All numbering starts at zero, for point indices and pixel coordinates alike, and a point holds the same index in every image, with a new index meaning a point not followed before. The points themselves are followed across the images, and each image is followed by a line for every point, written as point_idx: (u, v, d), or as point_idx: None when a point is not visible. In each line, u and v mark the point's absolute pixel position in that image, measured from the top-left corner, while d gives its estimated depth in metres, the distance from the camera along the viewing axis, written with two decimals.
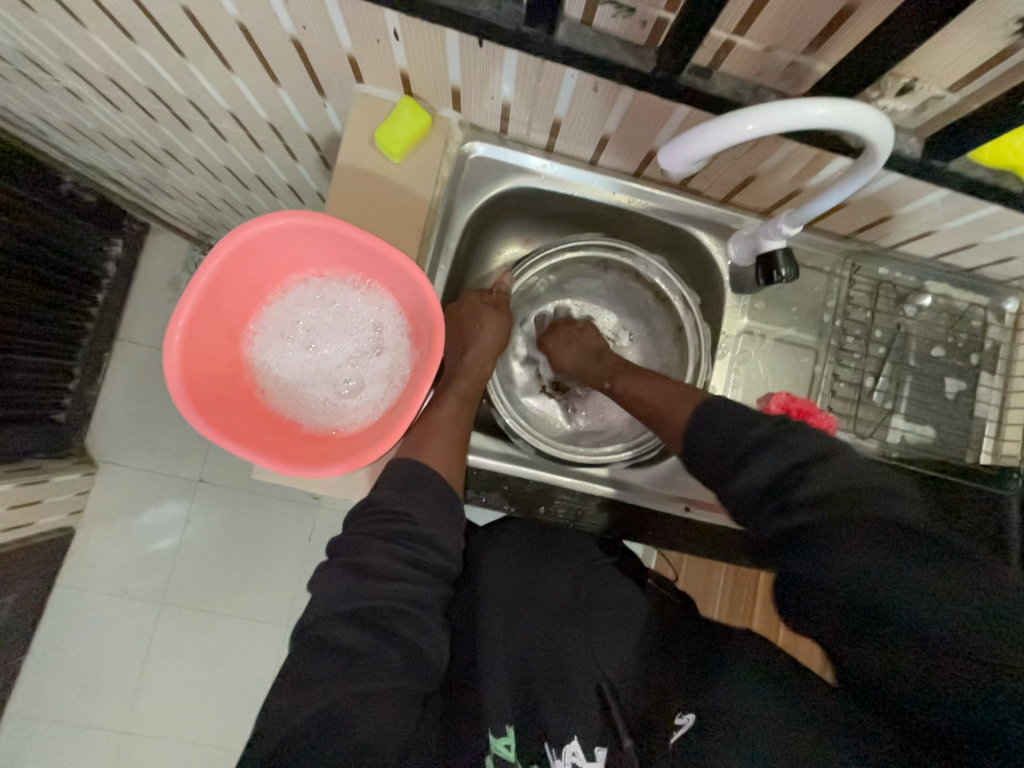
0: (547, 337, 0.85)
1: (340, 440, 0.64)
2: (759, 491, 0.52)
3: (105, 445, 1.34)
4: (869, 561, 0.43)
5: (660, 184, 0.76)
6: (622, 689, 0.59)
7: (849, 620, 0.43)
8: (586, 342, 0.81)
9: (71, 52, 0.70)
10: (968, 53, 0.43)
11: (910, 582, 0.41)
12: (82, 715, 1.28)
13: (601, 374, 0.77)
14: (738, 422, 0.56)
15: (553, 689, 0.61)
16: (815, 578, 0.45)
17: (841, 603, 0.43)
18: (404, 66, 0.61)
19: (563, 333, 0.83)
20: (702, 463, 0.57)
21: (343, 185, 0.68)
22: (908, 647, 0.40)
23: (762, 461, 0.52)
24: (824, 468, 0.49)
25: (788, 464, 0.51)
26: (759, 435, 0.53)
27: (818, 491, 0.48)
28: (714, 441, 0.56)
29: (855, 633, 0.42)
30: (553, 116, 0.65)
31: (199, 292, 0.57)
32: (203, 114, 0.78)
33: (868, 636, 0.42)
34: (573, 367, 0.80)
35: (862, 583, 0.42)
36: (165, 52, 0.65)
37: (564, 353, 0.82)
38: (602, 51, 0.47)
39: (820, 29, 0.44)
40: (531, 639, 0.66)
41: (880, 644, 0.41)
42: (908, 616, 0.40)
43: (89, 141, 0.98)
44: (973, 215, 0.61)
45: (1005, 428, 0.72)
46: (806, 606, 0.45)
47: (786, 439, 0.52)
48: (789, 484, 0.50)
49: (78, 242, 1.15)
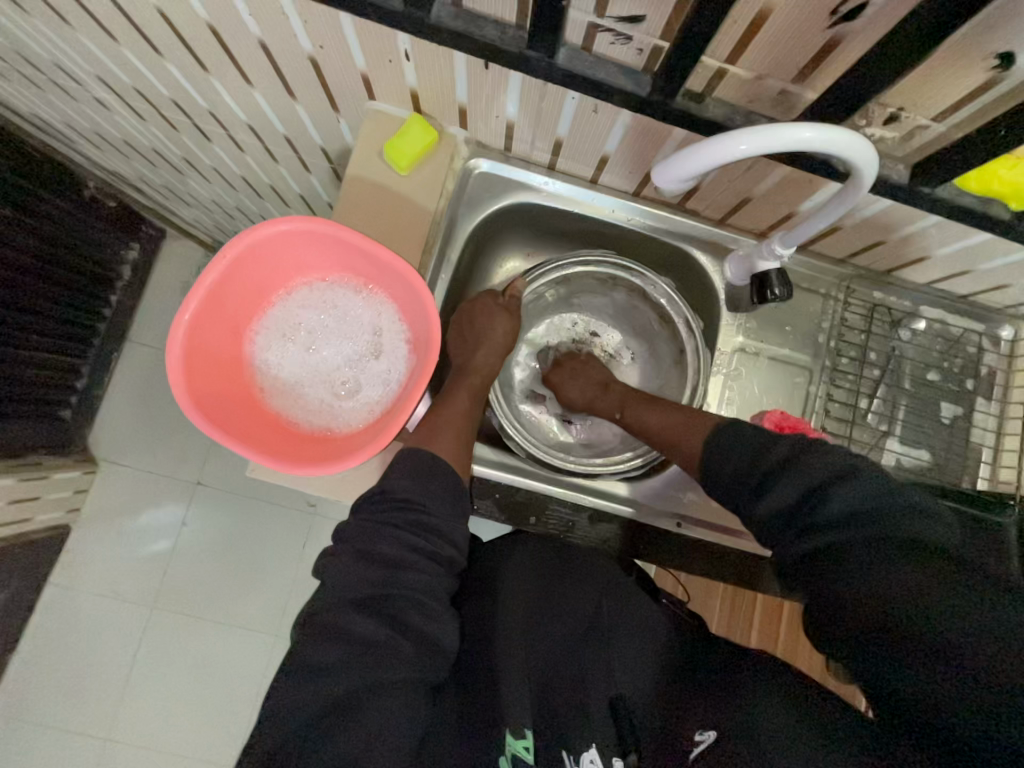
0: (551, 372, 0.85)
1: (335, 440, 0.65)
2: (786, 510, 0.51)
3: (108, 444, 1.35)
4: (906, 588, 0.42)
5: (660, 202, 0.78)
6: (639, 705, 0.57)
7: (894, 649, 0.41)
8: (591, 373, 0.82)
9: (103, 65, 0.74)
10: (949, 85, 0.45)
11: (953, 609, 0.40)
12: (64, 718, 1.25)
13: (610, 403, 0.78)
14: (756, 443, 0.56)
15: (579, 700, 0.57)
16: (856, 604, 0.43)
17: (886, 632, 0.41)
18: (414, 85, 0.64)
19: (574, 365, 0.84)
20: (723, 485, 0.57)
21: (351, 195, 0.71)
22: (952, 681, 0.39)
23: (783, 483, 0.51)
24: (847, 488, 0.48)
25: (809, 485, 0.50)
26: (778, 456, 0.53)
27: (842, 512, 0.47)
28: (734, 462, 0.56)
29: (896, 664, 0.41)
30: (556, 136, 0.68)
31: (206, 288, 0.59)
32: (223, 126, 0.82)
33: (915, 668, 0.40)
34: (580, 401, 0.81)
35: (907, 612, 0.41)
36: (190, 67, 0.68)
37: (570, 386, 0.82)
38: (600, 75, 0.50)
39: (807, 60, 0.46)
40: (553, 648, 0.62)
41: (930, 677, 0.39)
42: (954, 648, 0.39)
43: (114, 149, 1.02)
44: (964, 242, 0.62)
45: (1002, 454, 0.71)
46: (826, 630, 0.45)
47: (804, 460, 0.52)
48: (811, 505, 0.49)
49: (97, 244, 1.19)
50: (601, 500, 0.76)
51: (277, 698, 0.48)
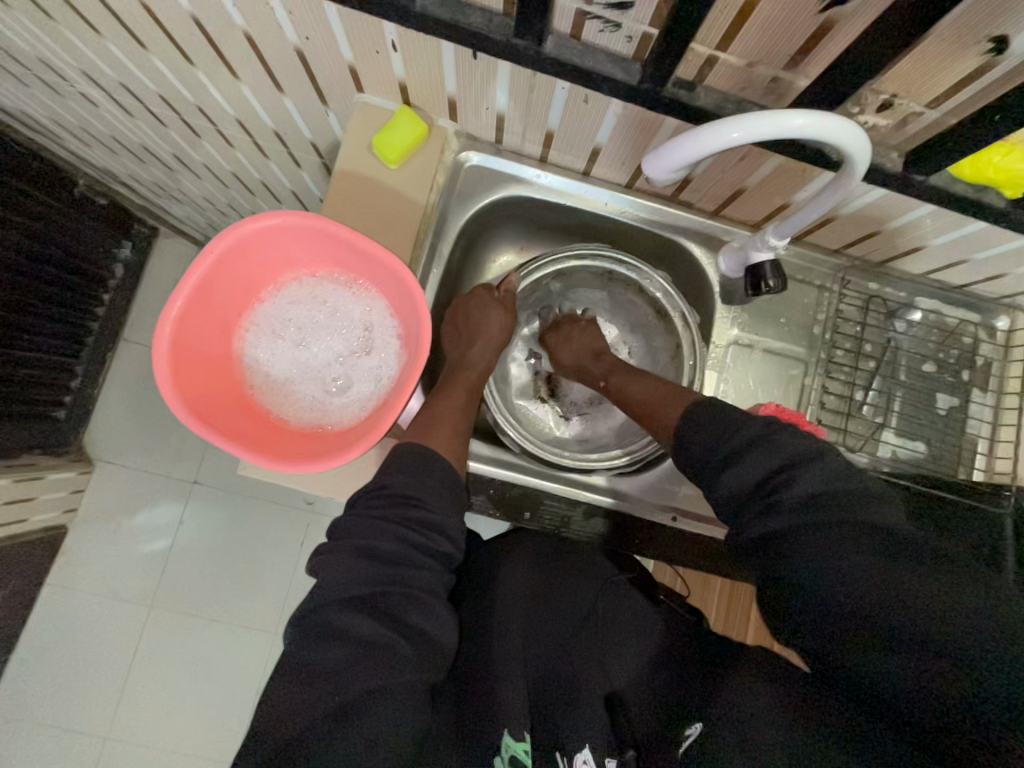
0: (549, 332, 0.85)
1: (325, 437, 0.64)
2: (750, 490, 0.50)
3: (103, 445, 1.34)
4: (871, 570, 0.42)
5: (652, 194, 0.77)
6: (629, 691, 0.57)
7: (847, 626, 0.42)
8: (585, 339, 0.81)
9: (88, 59, 0.73)
10: (943, 71, 0.45)
11: (899, 589, 0.41)
12: (63, 718, 1.25)
13: (597, 371, 0.78)
14: (728, 422, 0.55)
15: (568, 694, 0.58)
16: (807, 581, 0.44)
17: (833, 607, 0.43)
18: (402, 76, 0.63)
19: (569, 328, 0.83)
20: (692, 458, 0.56)
21: (341, 190, 0.70)
22: (895, 657, 0.40)
23: (749, 464, 0.51)
24: (809, 471, 0.48)
25: (774, 466, 0.50)
26: (746, 437, 0.53)
27: (807, 493, 0.47)
28: (704, 438, 0.55)
29: (847, 639, 0.42)
30: (547, 128, 0.67)
31: (193, 283, 0.59)
32: (211, 121, 0.81)
33: (857, 640, 0.41)
34: (572, 365, 0.81)
35: (854, 589, 0.42)
36: (175, 60, 0.67)
37: (564, 351, 0.82)
38: (589, 63, 0.49)
39: (799, 46, 0.45)
40: (549, 649, 0.63)
41: (886, 655, 0.40)
42: (895, 625, 0.40)
43: (103, 145, 1.01)
44: (961, 231, 0.62)
45: (998, 445, 0.71)
46: (799, 613, 0.45)
47: (773, 441, 0.51)
48: (778, 485, 0.49)
49: (88, 243, 1.17)
50: (595, 495, 0.76)
51: (270, 698, 0.47)
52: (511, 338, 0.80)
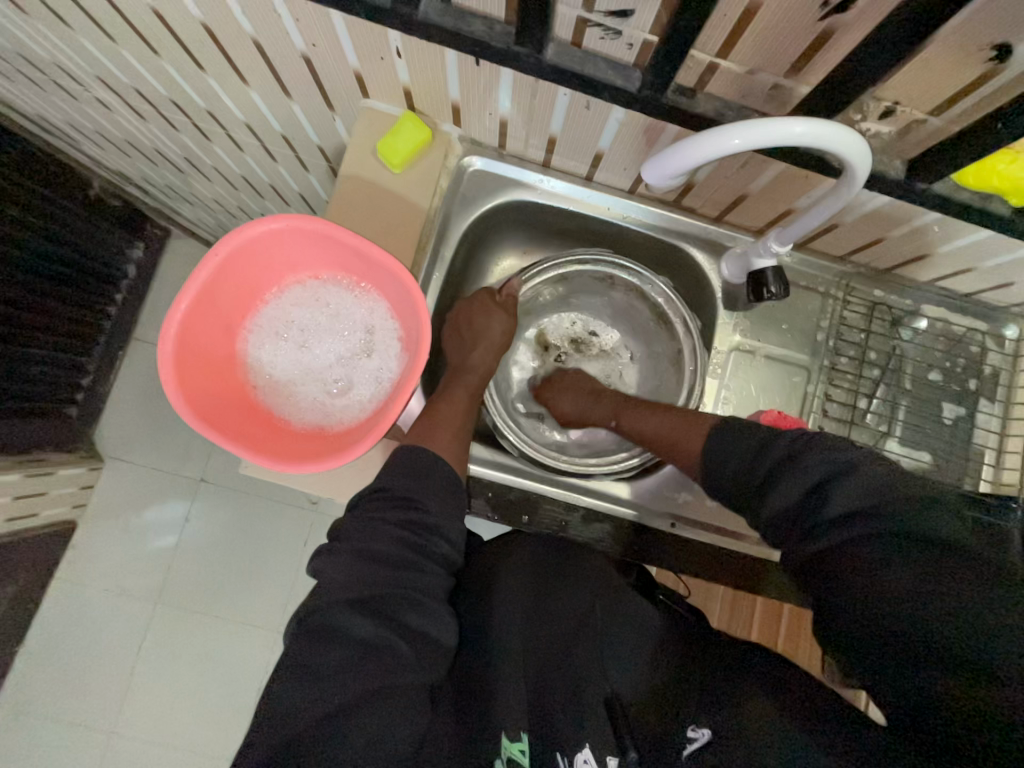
0: (544, 388, 0.85)
1: (324, 438, 0.65)
2: (789, 511, 0.50)
3: (112, 441, 1.36)
4: (920, 587, 0.41)
5: (655, 200, 0.77)
6: (630, 693, 0.56)
7: (895, 647, 0.41)
8: (582, 384, 0.82)
9: (102, 64, 0.74)
10: (947, 79, 0.44)
11: (950, 608, 0.39)
12: (70, 710, 1.27)
13: (604, 411, 0.77)
14: (756, 445, 0.55)
15: (571, 699, 0.55)
16: (856, 605, 0.43)
17: (882, 631, 0.41)
18: (407, 82, 0.64)
19: (561, 381, 0.83)
20: (729, 485, 0.56)
21: (345, 194, 0.71)
22: (964, 682, 0.38)
23: (785, 485, 0.50)
24: (844, 487, 0.47)
25: (807, 485, 0.49)
26: (779, 456, 0.52)
27: (845, 509, 0.46)
28: (733, 466, 0.56)
29: (904, 664, 0.40)
30: (549, 133, 0.67)
31: (198, 285, 0.60)
32: (221, 125, 0.82)
33: (915, 665, 0.40)
34: (577, 413, 0.80)
35: (904, 608, 0.41)
36: (186, 66, 0.69)
37: (563, 399, 0.81)
38: (589, 70, 0.49)
39: (799, 54, 0.45)
40: (545, 657, 0.60)
41: (942, 680, 0.38)
42: (956, 642, 0.39)
43: (117, 148, 1.03)
44: (967, 239, 0.61)
45: (1005, 455, 0.70)
46: (842, 635, 0.44)
47: (801, 460, 0.50)
48: (813, 506, 0.48)
49: (101, 243, 1.20)
50: (594, 499, 0.76)
51: (267, 698, 0.48)
52: (512, 342, 0.81)
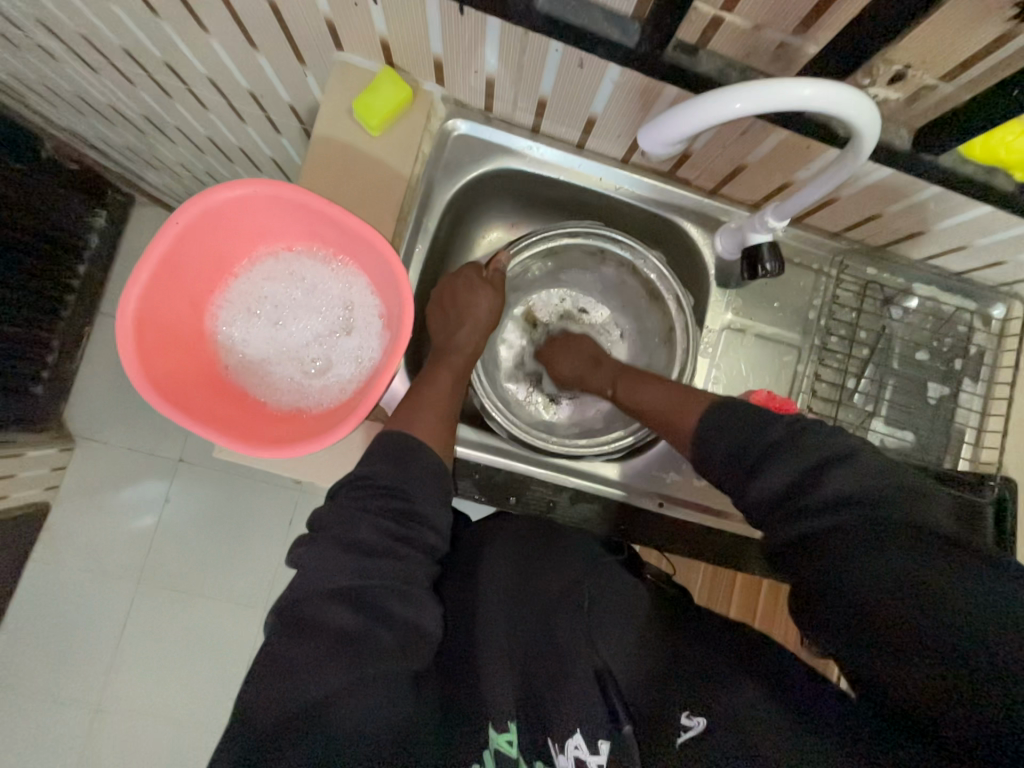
0: (544, 348, 0.83)
1: (302, 421, 0.62)
2: (779, 493, 0.51)
3: (83, 421, 1.31)
4: (903, 571, 0.43)
5: (650, 171, 0.74)
6: (625, 676, 0.54)
7: (873, 630, 0.43)
8: (584, 348, 0.79)
9: (41, 5, 0.66)
10: (962, 39, 0.41)
11: (930, 591, 0.41)
12: (54, 690, 1.26)
13: (601, 379, 0.75)
14: (753, 423, 0.54)
15: (560, 668, 0.55)
16: (840, 588, 0.45)
17: (862, 610, 0.43)
18: (384, 33, 0.58)
19: (561, 343, 0.81)
20: (716, 463, 0.56)
21: (320, 159, 0.66)
22: (938, 664, 0.40)
23: (778, 466, 0.51)
24: (843, 469, 0.48)
25: (804, 467, 0.50)
26: (771, 439, 0.52)
27: (838, 494, 0.48)
28: (725, 444, 0.55)
29: (876, 646, 0.42)
30: (539, 95, 0.63)
31: (158, 256, 0.55)
32: (181, 79, 0.75)
33: (891, 649, 0.42)
34: (574, 378, 0.78)
35: (891, 593, 0.42)
36: (137, 10, 0.61)
37: (563, 362, 0.80)
38: (584, 22, 0.45)
39: (810, 9, 0.42)
40: (534, 634, 0.59)
41: (917, 663, 0.41)
42: (932, 625, 0.41)
43: (68, 104, 0.94)
44: (964, 216, 0.60)
45: (985, 434, 0.71)
46: (827, 614, 0.46)
47: (802, 443, 0.51)
48: (806, 487, 0.49)
49: (60, 211, 1.11)
50: (584, 481, 0.75)
51: (246, 692, 0.46)
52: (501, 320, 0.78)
